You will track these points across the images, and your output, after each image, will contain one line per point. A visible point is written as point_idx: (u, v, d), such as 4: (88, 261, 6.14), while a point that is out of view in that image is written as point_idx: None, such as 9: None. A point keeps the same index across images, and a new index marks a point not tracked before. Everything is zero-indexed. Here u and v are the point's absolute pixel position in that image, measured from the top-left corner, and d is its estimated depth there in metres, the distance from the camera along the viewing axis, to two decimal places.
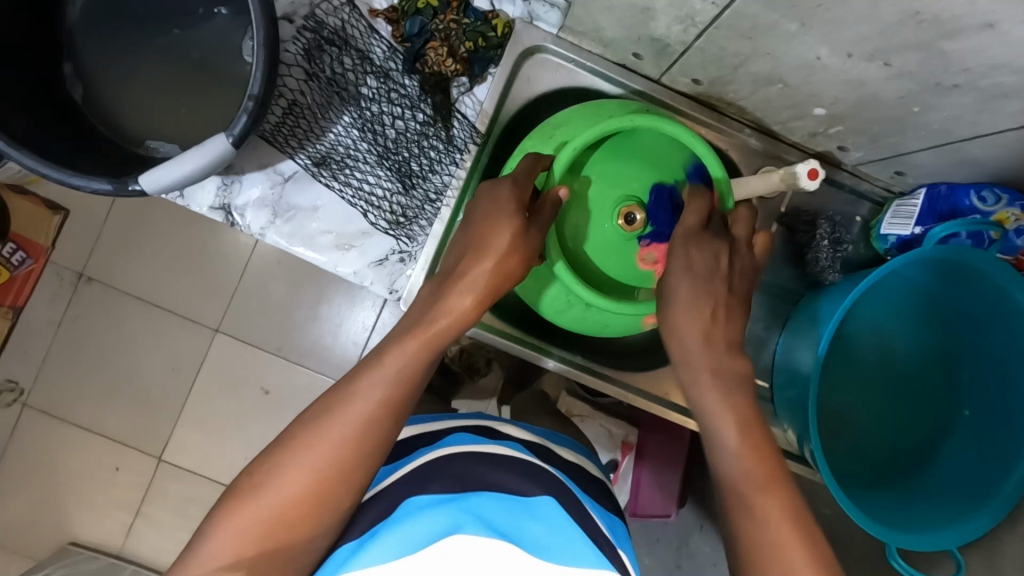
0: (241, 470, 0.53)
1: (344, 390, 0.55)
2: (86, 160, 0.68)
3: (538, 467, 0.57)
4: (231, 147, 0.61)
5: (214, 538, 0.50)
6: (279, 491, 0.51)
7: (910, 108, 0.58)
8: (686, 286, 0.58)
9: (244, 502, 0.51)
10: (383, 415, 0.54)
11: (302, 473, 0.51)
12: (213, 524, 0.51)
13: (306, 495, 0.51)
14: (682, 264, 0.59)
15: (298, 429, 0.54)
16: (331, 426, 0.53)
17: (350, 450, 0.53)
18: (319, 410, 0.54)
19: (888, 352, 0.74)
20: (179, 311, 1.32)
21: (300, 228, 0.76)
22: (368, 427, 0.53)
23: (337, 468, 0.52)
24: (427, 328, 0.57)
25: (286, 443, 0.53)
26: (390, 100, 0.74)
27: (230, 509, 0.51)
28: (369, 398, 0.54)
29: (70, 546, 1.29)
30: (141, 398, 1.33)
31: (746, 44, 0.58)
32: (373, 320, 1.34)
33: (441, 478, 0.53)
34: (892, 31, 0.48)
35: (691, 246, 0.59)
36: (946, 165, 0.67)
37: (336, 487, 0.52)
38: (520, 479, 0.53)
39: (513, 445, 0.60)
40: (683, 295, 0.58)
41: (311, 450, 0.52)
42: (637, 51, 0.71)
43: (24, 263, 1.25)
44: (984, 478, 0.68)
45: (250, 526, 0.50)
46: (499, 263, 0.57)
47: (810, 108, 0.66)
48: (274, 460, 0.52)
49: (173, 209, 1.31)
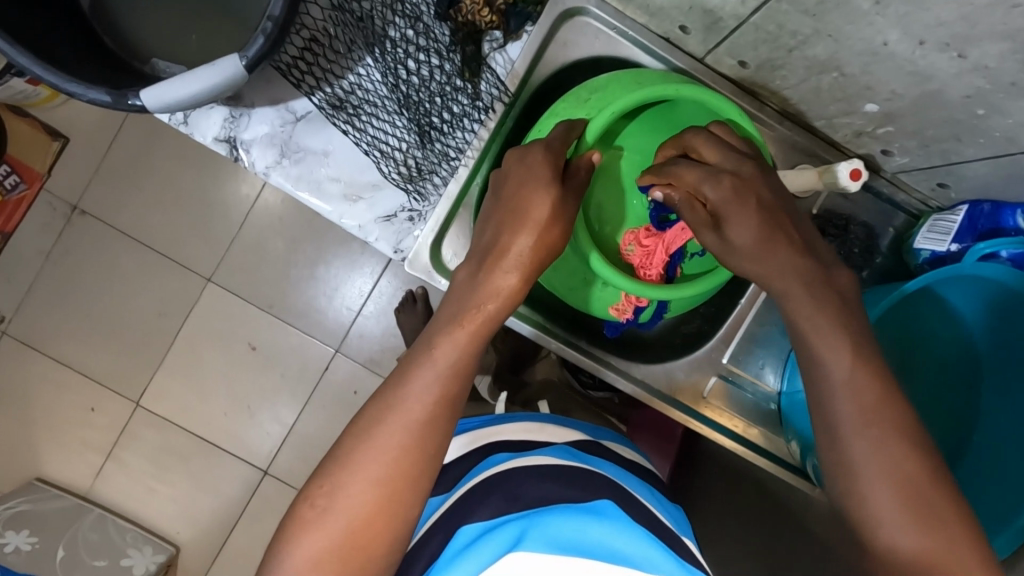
0: (301, 495, 0.49)
1: (393, 394, 0.51)
2: (85, 68, 0.63)
3: (585, 472, 0.57)
4: (242, 70, 0.57)
5: (286, 568, 0.47)
6: (347, 513, 0.48)
7: (975, 111, 0.55)
8: (750, 225, 0.52)
9: (311, 531, 0.47)
10: (440, 414, 0.51)
11: (367, 488, 0.48)
12: (278, 555, 0.47)
13: (376, 514, 0.48)
14: (734, 201, 0.52)
15: (351, 444, 0.50)
16: (387, 435, 0.49)
17: (412, 456, 0.50)
18: (368, 420, 0.50)
19: (910, 369, 0.69)
20: (172, 255, 1.28)
21: (308, 172, 0.73)
22: (425, 428, 0.50)
23: (403, 479, 0.49)
24: (475, 316, 0.53)
25: (343, 460, 0.49)
26: (417, 45, 0.68)
27: (296, 537, 0.47)
28: (425, 398, 0.51)
29: (37, 482, 1.25)
30: (124, 340, 1.28)
31: (808, 23, 0.54)
32: (370, 288, 1.30)
33: (490, 499, 0.53)
34: (977, 16, 0.45)
35: (727, 179, 0.53)
36: (996, 180, 0.63)
37: (405, 499, 0.49)
38: (569, 493, 0.53)
39: (550, 454, 0.60)
40: (748, 234, 0.52)
41: (373, 464, 0.49)
42: (684, 24, 0.66)
43: (17, 187, 1.21)
44: (997, 508, 0.64)
45: (327, 558, 0.47)
46: (540, 235, 0.55)
47: (862, 103, 0.63)
48: (334, 481, 0.49)
49: (173, 149, 1.26)
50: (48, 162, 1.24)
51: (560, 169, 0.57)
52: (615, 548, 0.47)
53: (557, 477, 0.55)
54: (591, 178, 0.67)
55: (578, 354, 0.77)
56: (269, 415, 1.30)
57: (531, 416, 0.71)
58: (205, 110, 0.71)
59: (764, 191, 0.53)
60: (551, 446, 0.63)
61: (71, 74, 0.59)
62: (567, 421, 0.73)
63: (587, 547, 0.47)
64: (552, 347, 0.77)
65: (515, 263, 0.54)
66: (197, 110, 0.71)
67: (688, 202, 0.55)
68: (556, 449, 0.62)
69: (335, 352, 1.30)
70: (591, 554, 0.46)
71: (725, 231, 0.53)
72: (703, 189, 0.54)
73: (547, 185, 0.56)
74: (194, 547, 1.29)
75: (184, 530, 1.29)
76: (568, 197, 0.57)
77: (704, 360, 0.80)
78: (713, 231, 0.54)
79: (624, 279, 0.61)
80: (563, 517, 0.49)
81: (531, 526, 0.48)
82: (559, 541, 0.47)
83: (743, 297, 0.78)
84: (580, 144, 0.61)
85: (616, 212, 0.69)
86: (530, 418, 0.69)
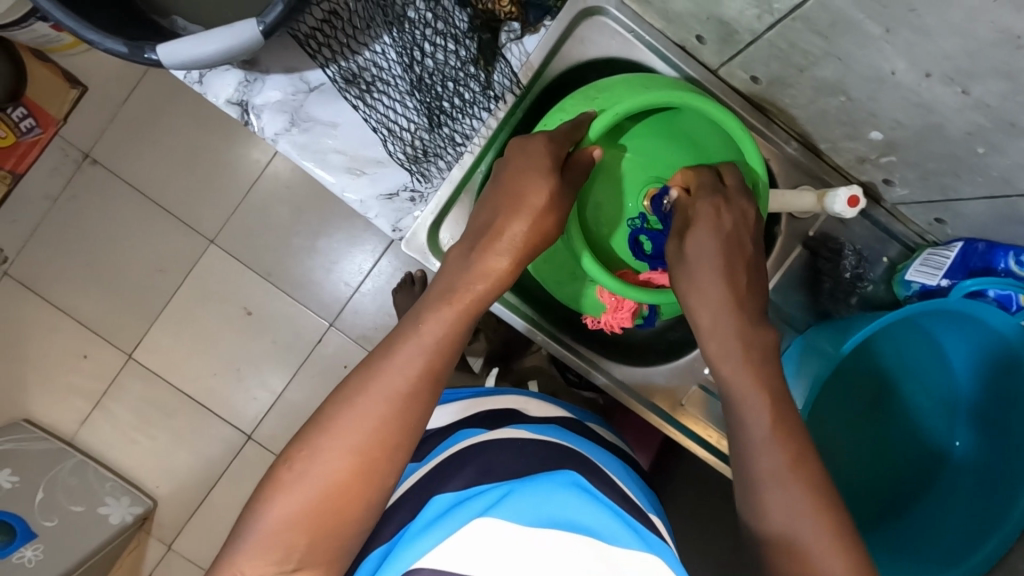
0: (279, 455, 0.50)
1: (377, 363, 0.52)
2: (102, 14, 0.63)
3: (563, 448, 0.58)
4: (260, 36, 0.57)
5: (259, 527, 0.48)
6: (324, 478, 0.48)
7: (974, 148, 0.55)
8: (711, 239, 0.55)
9: (284, 492, 0.48)
10: (422, 388, 0.52)
11: (346, 455, 0.49)
12: (253, 515, 0.48)
13: (350, 480, 0.49)
14: (711, 215, 0.56)
15: (331, 411, 0.51)
16: (368, 404, 0.50)
17: (393, 425, 0.50)
18: (350, 390, 0.51)
19: (886, 388, 0.73)
20: (178, 214, 1.29)
21: (315, 141, 0.74)
22: (408, 400, 0.51)
23: (380, 449, 0.50)
24: (464, 296, 0.54)
25: (323, 425, 0.50)
26: (436, 29, 0.69)
27: (272, 498, 0.48)
28: (408, 371, 0.51)
29: (23, 424, 1.27)
30: (122, 292, 1.30)
31: (820, 44, 0.55)
32: (370, 266, 1.31)
33: (464, 470, 0.54)
34: (983, 53, 0.45)
35: (718, 200, 0.57)
36: (992, 220, 0.64)
37: (383, 466, 0.50)
38: (540, 466, 0.53)
39: (526, 428, 0.61)
40: (707, 246, 0.55)
41: (352, 433, 0.49)
42: (700, 34, 0.66)
43: (32, 131, 1.19)
44: (956, 542, 0.67)
45: (299, 519, 0.48)
46: (535, 221, 0.55)
47: (866, 130, 0.63)
48: (312, 444, 0.50)
49: (189, 108, 1.27)
50: (66, 108, 1.23)
51: (561, 160, 0.58)
52: (581, 522, 0.47)
53: (531, 450, 0.57)
54: (590, 176, 0.69)
55: (562, 348, 0.79)
56: (258, 380, 1.31)
57: (521, 393, 0.74)
58: (220, 72, 0.71)
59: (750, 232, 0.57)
60: (532, 422, 0.64)
61: (89, 21, 0.59)
62: (556, 402, 0.76)
63: (556, 516, 0.46)
64: (540, 340, 0.79)
65: (507, 246, 0.55)
66: (211, 71, 0.71)
67: (708, 197, 0.57)
68: (536, 424, 0.63)
69: (329, 325, 1.31)
70: (561, 525, 0.46)
71: (687, 239, 0.56)
72: (695, 199, 0.58)
73: (544, 173, 0.57)
74: (171, 502, 1.31)
75: (163, 484, 1.31)
76: (565, 187, 0.58)
77: (688, 369, 0.80)
78: (680, 237, 0.57)
79: (615, 281, 0.62)
80: (532, 487, 0.48)
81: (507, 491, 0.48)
82: (530, 514, 0.46)
83: None
84: (582, 141, 0.62)
85: (613, 214, 0.70)
86: (516, 394, 0.72)
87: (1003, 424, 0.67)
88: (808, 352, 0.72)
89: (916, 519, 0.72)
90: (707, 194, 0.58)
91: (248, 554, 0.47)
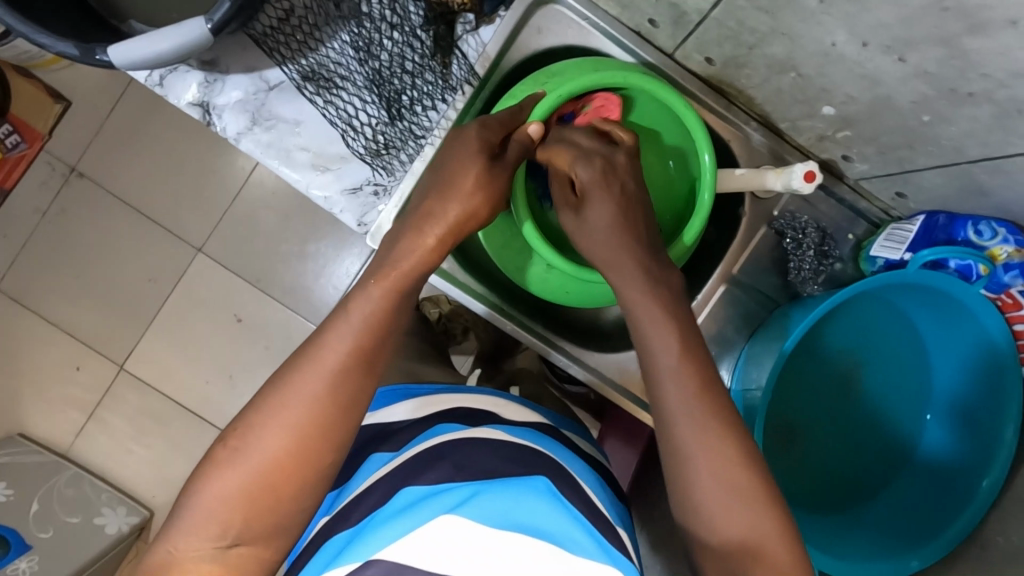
0: (218, 435, 0.51)
1: (313, 343, 0.53)
2: (60, 20, 0.64)
3: (531, 451, 0.58)
4: (209, 34, 0.58)
5: (202, 501, 0.48)
6: (258, 456, 0.49)
7: (921, 117, 0.56)
8: (604, 206, 0.57)
9: (220, 470, 0.49)
10: (355, 367, 0.52)
11: (279, 434, 0.50)
12: (190, 493, 0.49)
13: (286, 458, 0.50)
14: (596, 184, 0.58)
15: (269, 391, 0.52)
16: (301, 385, 0.51)
17: (327, 404, 0.51)
18: (287, 370, 0.52)
19: (857, 365, 0.73)
20: (165, 224, 1.30)
21: (278, 140, 0.74)
22: (341, 378, 0.51)
23: (315, 427, 0.50)
24: (402, 281, 0.55)
25: (260, 404, 0.51)
26: (390, 23, 0.70)
27: (208, 475, 0.49)
28: (341, 349, 0.52)
29: (19, 437, 1.28)
30: (111, 303, 1.30)
31: (763, 20, 0.55)
32: (356, 269, 1.31)
33: (438, 466, 0.54)
34: (914, 19, 0.46)
35: (592, 163, 0.59)
36: (950, 191, 0.64)
37: (319, 445, 0.50)
38: (512, 469, 0.54)
39: (503, 430, 0.61)
40: (604, 213, 0.57)
41: (290, 410, 0.50)
42: (653, 18, 0.67)
43: (17, 147, 1.22)
44: (933, 514, 0.68)
45: (234, 496, 0.48)
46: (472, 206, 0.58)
47: (820, 106, 0.64)
48: (248, 424, 0.50)
49: (173, 119, 1.28)
50: (51, 123, 1.25)
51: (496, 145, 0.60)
52: (540, 527, 0.46)
53: (507, 453, 0.56)
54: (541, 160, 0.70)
55: (532, 337, 0.80)
56: (250, 387, 1.31)
57: (489, 391, 0.73)
58: (181, 74, 0.72)
59: (628, 181, 0.59)
60: (507, 423, 0.64)
61: (41, 25, 0.61)
62: (532, 405, 0.75)
63: (524, 525, 0.46)
64: (506, 328, 0.79)
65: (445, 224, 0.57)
66: (172, 72, 0.72)
67: (579, 163, 0.59)
68: (513, 427, 0.63)
69: None
70: (530, 531, 0.45)
71: (587, 211, 0.58)
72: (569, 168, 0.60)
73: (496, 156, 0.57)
74: (168, 512, 1.31)
75: (159, 494, 1.31)
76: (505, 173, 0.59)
77: None
78: (573, 211, 0.60)
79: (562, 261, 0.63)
80: (504, 489, 0.49)
81: (478, 491, 0.48)
82: (502, 515, 0.46)
83: (700, 293, 0.78)
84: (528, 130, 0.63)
85: None
86: (491, 395, 0.71)
87: (973, 389, 0.68)
88: (778, 333, 0.72)
89: (894, 494, 0.72)
90: (573, 158, 0.59)
91: (188, 526, 0.48)
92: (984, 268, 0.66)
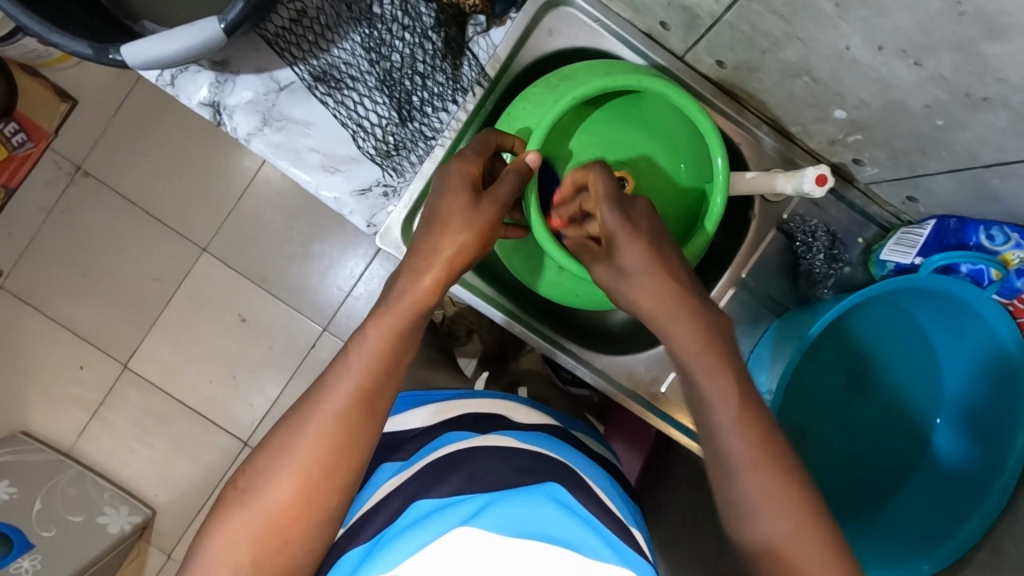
0: (230, 478, 0.53)
1: (318, 389, 0.54)
2: (75, 20, 0.64)
3: (544, 457, 0.58)
4: (221, 33, 0.58)
5: (214, 545, 0.50)
6: (267, 501, 0.51)
7: (935, 122, 0.55)
8: (638, 253, 0.55)
9: (231, 513, 0.51)
10: (358, 409, 0.53)
11: (286, 480, 0.51)
12: (204, 538, 0.51)
13: (292, 501, 0.51)
14: (625, 232, 0.56)
15: (279, 434, 0.53)
16: (307, 430, 0.52)
17: (331, 447, 0.52)
18: (295, 416, 0.53)
19: (866, 364, 0.73)
20: (169, 223, 1.30)
21: (289, 141, 0.74)
22: (345, 421, 0.52)
23: (319, 473, 0.51)
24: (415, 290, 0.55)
25: (269, 449, 0.53)
26: (402, 25, 0.70)
27: (222, 519, 0.51)
28: (346, 391, 0.53)
29: (21, 436, 1.28)
30: (116, 302, 1.30)
31: (777, 24, 0.55)
32: (361, 269, 1.31)
33: (451, 478, 0.53)
34: (931, 24, 0.46)
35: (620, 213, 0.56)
36: (963, 196, 0.64)
37: (324, 489, 0.52)
38: (525, 477, 0.53)
39: (513, 437, 0.61)
40: (639, 258, 0.56)
41: (296, 454, 0.51)
42: (665, 20, 0.67)
43: (24, 145, 1.23)
44: (943, 519, 0.67)
45: (243, 540, 0.50)
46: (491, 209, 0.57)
47: (832, 110, 0.63)
48: (258, 468, 0.52)
49: (179, 118, 1.28)
50: (57, 121, 1.25)
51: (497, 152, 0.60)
52: (554, 534, 0.46)
53: (520, 461, 0.56)
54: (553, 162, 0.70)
55: (541, 339, 0.79)
56: (253, 388, 1.31)
57: (502, 395, 0.73)
58: (192, 74, 0.72)
59: (652, 226, 0.58)
60: (518, 429, 0.64)
61: (56, 24, 0.61)
62: (543, 406, 0.75)
63: (536, 529, 0.46)
64: (516, 331, 0.79)
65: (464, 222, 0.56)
66: (183, 72, 0.72)
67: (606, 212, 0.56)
68: (524, 433, 0.63)
69: (323, 330, 1.31)
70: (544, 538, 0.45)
71: (619, 257, 0.56)
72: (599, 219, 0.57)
73: None
74: (170, 511, 1.31)
75: (162, 493, 1.31)
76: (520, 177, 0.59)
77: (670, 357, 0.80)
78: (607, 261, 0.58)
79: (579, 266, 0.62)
80: (517, 498, 0.48)
81: (490, 502, 0.48)
82: (516, 525, 0.45)
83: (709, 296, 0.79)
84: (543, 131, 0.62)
85: None
86: (501, 398, 0.71)
87: (984, 391, 0.67)
88: (786, 331, 0.72)
89: (904, 498, 0.72)
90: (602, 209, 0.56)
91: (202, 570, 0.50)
92: (997, 273, 0.65)
